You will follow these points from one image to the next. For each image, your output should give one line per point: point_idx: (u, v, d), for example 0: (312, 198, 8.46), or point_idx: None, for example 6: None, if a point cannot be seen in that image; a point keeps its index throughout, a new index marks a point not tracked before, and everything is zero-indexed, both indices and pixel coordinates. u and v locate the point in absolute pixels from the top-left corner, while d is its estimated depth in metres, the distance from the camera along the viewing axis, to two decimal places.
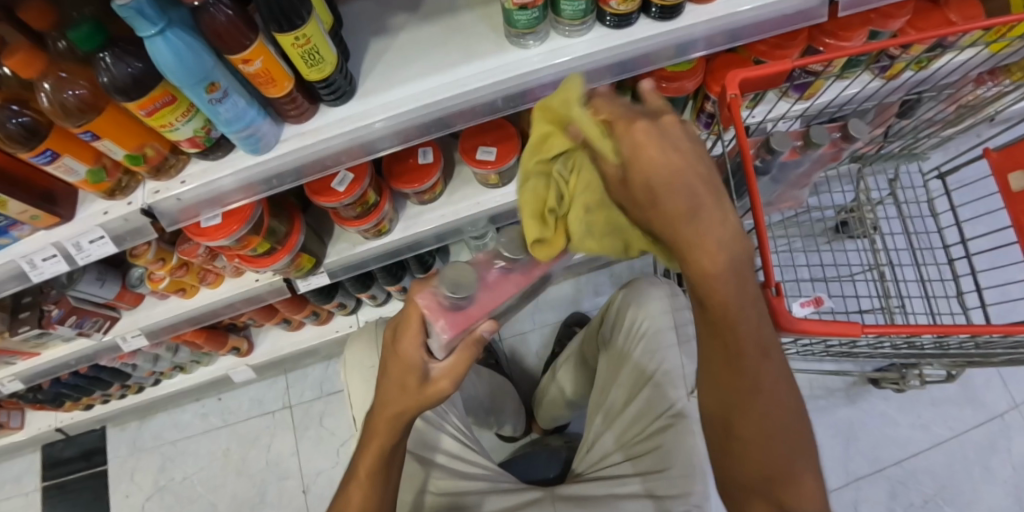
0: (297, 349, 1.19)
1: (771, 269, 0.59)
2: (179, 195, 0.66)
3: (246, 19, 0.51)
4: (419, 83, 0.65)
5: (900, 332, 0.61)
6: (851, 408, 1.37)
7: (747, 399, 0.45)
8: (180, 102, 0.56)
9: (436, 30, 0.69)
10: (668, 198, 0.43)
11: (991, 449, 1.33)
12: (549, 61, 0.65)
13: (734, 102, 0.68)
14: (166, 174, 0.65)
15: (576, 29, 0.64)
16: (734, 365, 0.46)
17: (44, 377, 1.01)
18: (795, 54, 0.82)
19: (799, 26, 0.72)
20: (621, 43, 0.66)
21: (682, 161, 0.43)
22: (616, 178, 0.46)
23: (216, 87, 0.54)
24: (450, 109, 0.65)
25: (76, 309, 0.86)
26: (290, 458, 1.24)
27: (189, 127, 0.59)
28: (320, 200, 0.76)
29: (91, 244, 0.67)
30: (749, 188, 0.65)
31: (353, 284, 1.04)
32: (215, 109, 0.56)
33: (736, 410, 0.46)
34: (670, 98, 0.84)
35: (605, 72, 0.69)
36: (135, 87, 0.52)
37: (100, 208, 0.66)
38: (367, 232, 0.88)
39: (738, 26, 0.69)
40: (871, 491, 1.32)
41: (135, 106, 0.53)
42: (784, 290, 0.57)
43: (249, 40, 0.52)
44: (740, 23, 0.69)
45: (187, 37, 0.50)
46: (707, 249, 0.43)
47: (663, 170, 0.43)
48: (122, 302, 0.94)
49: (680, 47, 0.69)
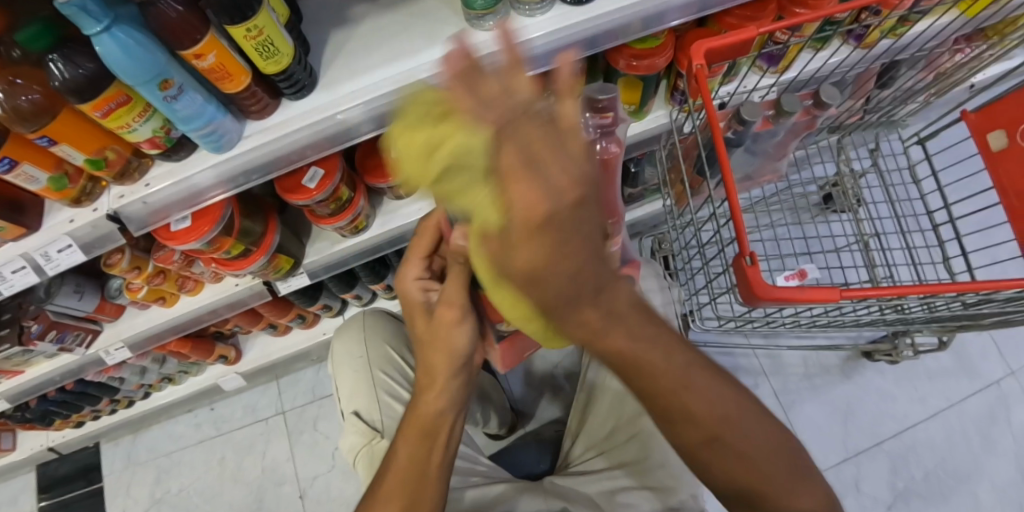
0: (286, 353, 1.19)
1: (746, 239, 0.58)
2: (145, 198, 0.65)
3: (197, 12, 0.50)
4: (382, 70, 0.64)
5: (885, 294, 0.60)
6: (848, 384, 1.37)
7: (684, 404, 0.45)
8: (136, 102, 0.55)
9: (398, 18, 0.68)
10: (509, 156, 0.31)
11: (991, 419, 1.33)
12: (510, 42, 0.64)
13: (699, 73, 0.68)
14: (131, 178, 0.64)
15: (536, 8, 0.64)
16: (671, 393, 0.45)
17: (31, 395, 1.00)
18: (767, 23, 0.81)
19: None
20: (584, 18, 0.65)
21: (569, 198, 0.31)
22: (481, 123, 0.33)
23: (170, 83, 0.53)
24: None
25: (56, 323, 0.85)
26: (286, 464, 1.23)
27: (147, 128, 0.58)
28: (292, 198, 0.76)
29: (59, 253, 0.66)
30: (720, 160, 0.64)
31: (336, 284, 1.04)
32: (172, 107, 0.55)
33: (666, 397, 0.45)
34: (642, 77, 0.84)
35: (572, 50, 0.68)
36: (89, 87, 0.51)
37: (67, 216, 0.65)
38: (344, 229, 0.88)
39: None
40: (872, 467, 1.31)
41: (89, 107, 0.52)
42: (759, 259, 0.56)
43: (201, 32, 0.51)
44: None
45: (135, 33, 0.49)
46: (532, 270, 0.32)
47: (558, 184, 0.31)
48: (102, 314, 0.93)
49: (648, 20, 0.68)
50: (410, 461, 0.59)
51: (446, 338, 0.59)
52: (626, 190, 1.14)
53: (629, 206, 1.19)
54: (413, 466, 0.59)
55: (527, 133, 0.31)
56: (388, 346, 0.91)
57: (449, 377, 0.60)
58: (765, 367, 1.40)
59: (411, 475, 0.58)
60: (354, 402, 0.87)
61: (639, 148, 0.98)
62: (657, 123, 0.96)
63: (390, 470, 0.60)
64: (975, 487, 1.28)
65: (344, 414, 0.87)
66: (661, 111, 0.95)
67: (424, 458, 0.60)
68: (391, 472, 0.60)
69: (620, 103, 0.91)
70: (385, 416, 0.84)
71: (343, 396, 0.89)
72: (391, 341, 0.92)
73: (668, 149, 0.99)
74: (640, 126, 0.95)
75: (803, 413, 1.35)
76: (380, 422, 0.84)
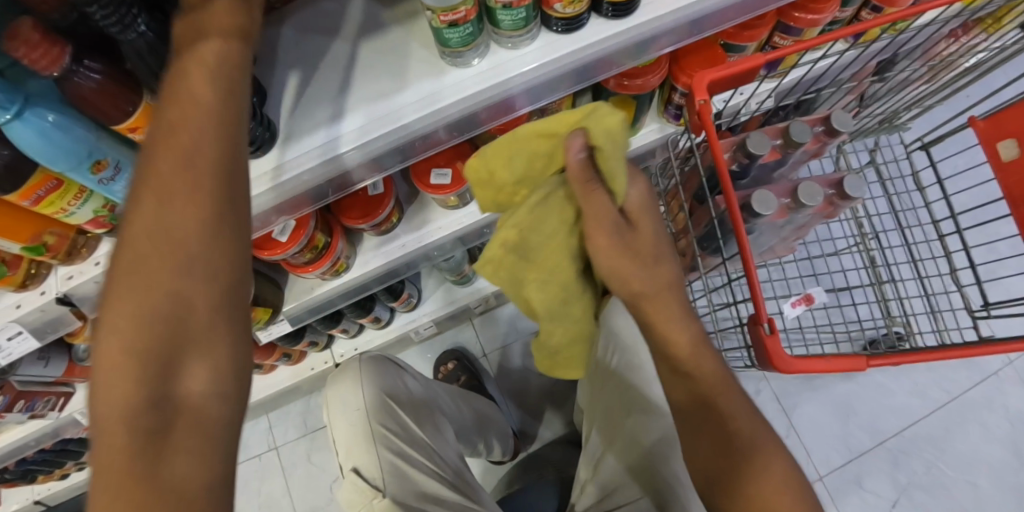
0: (272, 391, 1.14)
1: (762, 301, 0.54)
2: (97, 277, 0.59)
3: (117, 80, 0.45)
4: (356, 113, 0.58)
5: (908, 357, 0.57)
6: (848, 383, 1.35)
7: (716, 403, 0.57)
8: (69, 184, 0.49)
9: (360, 55, 0.61)
10: (609, 240, 0.58)
11: (988, 407, 1.32)
12: (492, 81, 0.60)
13: (705, 109, 0.64)
14: (79, 256, 0.59)
15: (519, 40, 0.60)
16: (713, 380, 0.58)
17: (7, 459, 0.95)
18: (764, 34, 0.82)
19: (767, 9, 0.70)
20: (572, 48, 0.62)
21: (639, 235, 0.60)
22: (616, 233, 0.58)
23: (104, 164, 0.48)
24: (398, 141, 0.60)
25: (23, 392, 0.81)
26: (282, 502, 1.20)
27: (87, 210, 0.52)
28: (264, 254, 0.70)
29: (9, 340, 0.60)
30: (728, 203, 0.59)
31: (321, 323, 0.99)
32: (109, 188, 0.50)
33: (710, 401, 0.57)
34: (635, 95, 0.81)
35: (566, 79, 0.66)
36: (11, 177, 0.45)
37: (12, 300, 0.59)
38: (325, 273, 0.83)
39: (693, 18, 0.66)
40: (874, 465, 1.31)
41: (15, 197, 0.46)
42: (778, 327, 0.52)
43: (133, 102, 0.46)
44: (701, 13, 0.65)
45: (56, 115, 0.43)
46: (661, 286, 0.61)
47: (653, 257, 0.60)
48: (73, 376, 0.88)
49: (640, 45, 0.66)
50: (177, 264, 0.35)
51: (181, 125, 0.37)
52: None
53: None
54: (170, 295, 0.35)
55: (617, 260, 0.59)
56: (389, 395, 0.76)
57: (195, 179, 0.36)
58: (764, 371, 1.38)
59: (154, 338, 0.35)
60: (354, 456, 0.71)
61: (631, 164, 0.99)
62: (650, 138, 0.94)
63: (127, 283, 0.35)
64: (975, 477, 1.28)
65: (345, 471, 0.72)
66: (654, 124, 0.94)
67: (184, 280, 0.36)
68: (135, 286, 0.35)
69: None
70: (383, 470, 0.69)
71: (339, 449, 0.74)
72: (392, 390, 0.77)
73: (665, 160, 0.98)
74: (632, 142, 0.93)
75: (804, 415, 1.34)
76: (380, 480, 0.69)
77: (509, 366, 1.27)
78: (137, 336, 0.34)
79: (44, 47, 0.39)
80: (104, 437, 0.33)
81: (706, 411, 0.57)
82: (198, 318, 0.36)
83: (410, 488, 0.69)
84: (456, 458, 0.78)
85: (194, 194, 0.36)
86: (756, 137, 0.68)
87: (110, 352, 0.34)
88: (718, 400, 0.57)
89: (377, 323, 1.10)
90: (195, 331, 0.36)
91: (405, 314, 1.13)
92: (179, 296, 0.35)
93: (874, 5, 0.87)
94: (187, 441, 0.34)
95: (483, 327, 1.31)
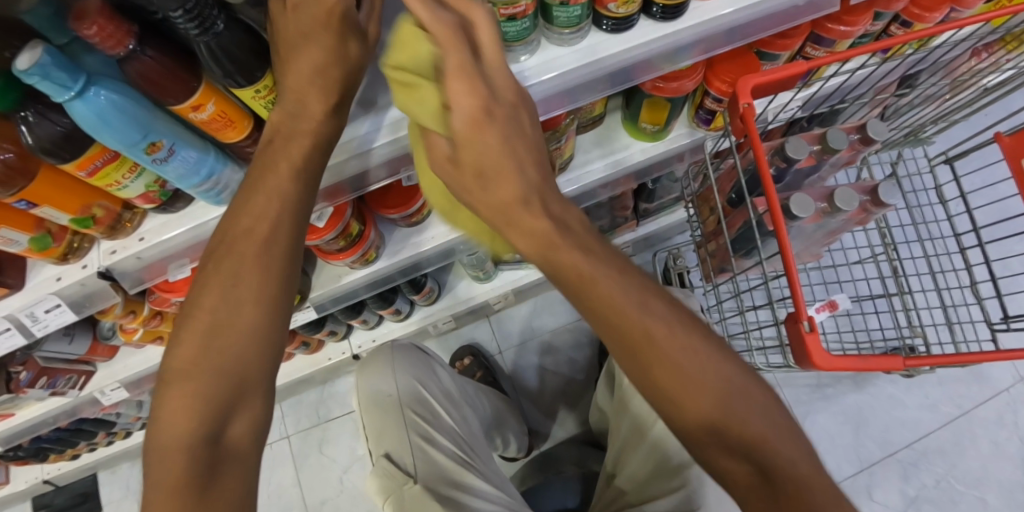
0: (289, 379, 1.14)
1: (802, 300, 0.53)
2: (140, 254, 0.59)
3: (177, 59, 0.43)
4: (404, 104, 0.58)
5: (945, 360, 0.57)
6: (860, 393, 1.35)
7: (750, 425, 0.42)
8: (124, 157, 0.49)
9: None
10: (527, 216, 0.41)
11: (1000, 424, 1.32)
12: (539, 76, 0.61)
13: (748, 112, 0.65)
14: (123, 231, 0.58)
15: (566, 37, 0.60)
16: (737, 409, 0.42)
17: (23, 436, 0.95)
18: (799, 44, 0.82)
19: (806, 19, 0.69)
20: (620, 48, 0.63)
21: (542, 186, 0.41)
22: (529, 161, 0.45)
23: (159, 146, 0.46)
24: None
25: (46, 369, 0.81)
26: (292, 490, 1.20)
27: (139, 183, 0.52)
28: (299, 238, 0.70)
29: (47, 313, 0.60)
30: (770, 199, 0.60)
31: (342, 312, 0.99)
32: (163, 168, 0.48)
33: (755, 442, 0.41)
34: (668, 98, 0.82)
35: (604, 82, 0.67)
36: (68, 144, 0.45)
37: (53, 272, 0.59)
38: (354, 262, 0.83)
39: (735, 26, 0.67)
40: (884, 477, 1.31)
41: (72, 166, 0.46)
42: (819, 326, 0.52)
43: (192, 81, 0.44)
44: (741, 21, 0.66)
45: (115, 94, 0.42)
46: (606, 286, 0.42)
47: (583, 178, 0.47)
48: (96, 355, 0.88)
49: (681, 48, 0.66)
50: (243, 332, 0.50)
51: (252, 214, 0.51)
52: (642, 206, 1.15)
53: (641, 221, 1.19)
54: (228, 353, 0.49)
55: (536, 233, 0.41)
56: (420, 382, 0.77)
57: (259, 263, 0.51)
58: (777, 379, 1.38)
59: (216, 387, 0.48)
60: (385, 442, 0.72)
61: (657, 168, 0.99)
62: (679, 142, 0.94)
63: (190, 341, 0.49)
64: (984, 492, 1.28)
65: (374, 456, 0.72)
66: (684, 128, 0.94)
67: (236, 341, 0.50)
68: (202, 348, 0.49)
69: (643, 122, 0.89)
70: (415, 459, 0.70)
71: (370, 436, 0.75)
72: (423, 378, 0.78)
73: (692, 165, 0.99)
74: (660, 146, 0.93)
75: (815, 424, 1.34)
76: (412, 466, 0.70)
77: (523, 364, 1.27)
78: (210, 381, 0.48)
79: (110, 27, 0.39)
80: (163, 458, 0.47)
81: (746, 444, 0.41)
82: (248, 371, 0.50)
83: (441, 474, 0.70)
84: (480, 445, 0.79)
85: (259, 270, 0.51)
86: (795, 141, 0.69)
87: (184, 392, 0.48)
88: (748, 432, 0.41)
89: (396, 315, 1.09)
90: (243, 379, 0.49)
91: (423, 308, 1.13)
92: (233, 342, 0.49)
93: (904, 20, 0.86)
94: (234, 470, 0.48)
95: (500, 324, 1.31)
